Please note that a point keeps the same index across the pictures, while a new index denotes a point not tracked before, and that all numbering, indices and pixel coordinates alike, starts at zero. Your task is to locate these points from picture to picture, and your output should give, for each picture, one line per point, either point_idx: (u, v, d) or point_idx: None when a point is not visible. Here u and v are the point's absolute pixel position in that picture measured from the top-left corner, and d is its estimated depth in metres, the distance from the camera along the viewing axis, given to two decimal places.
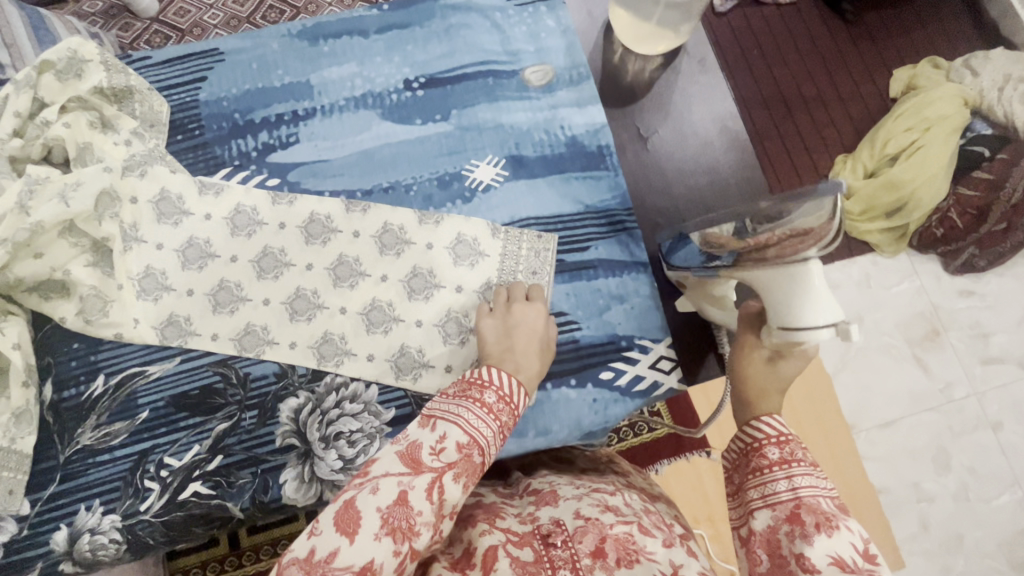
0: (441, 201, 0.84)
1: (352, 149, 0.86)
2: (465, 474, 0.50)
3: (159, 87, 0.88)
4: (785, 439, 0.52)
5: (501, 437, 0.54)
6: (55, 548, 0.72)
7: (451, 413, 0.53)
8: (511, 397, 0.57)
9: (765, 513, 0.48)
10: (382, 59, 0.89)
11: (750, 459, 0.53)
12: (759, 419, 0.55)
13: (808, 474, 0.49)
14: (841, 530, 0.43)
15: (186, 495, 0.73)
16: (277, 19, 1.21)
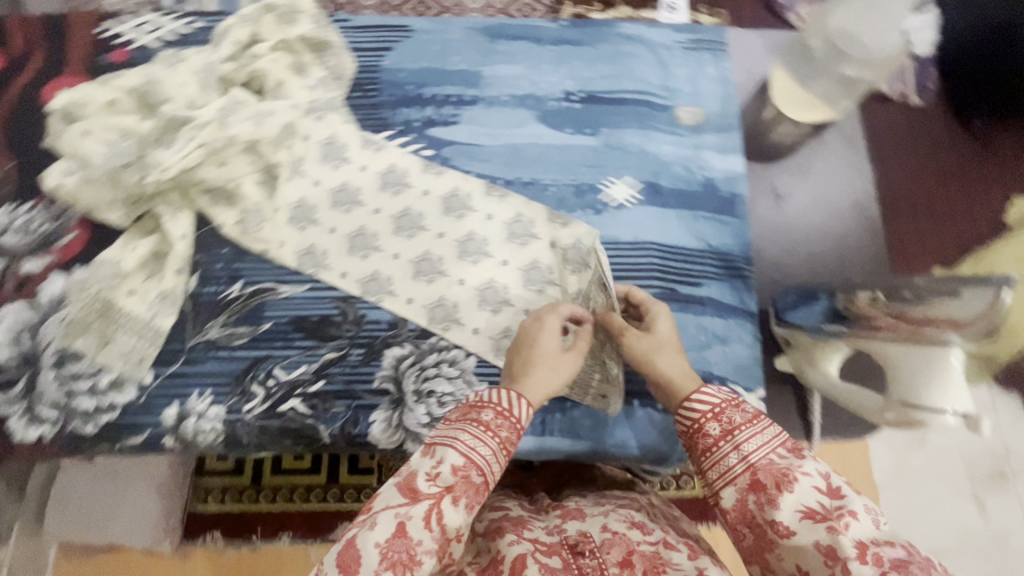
0: (573, 206, 0.89)
1: (504, 141, 0.92)
2: (464, 497, 0.54)
3: (351, 46, 0.96)
4: (717, 413, 0.61)
5: (501, 453, 0.58)
6: (164, 421, 0.79)
7: (449, 438, 0.57)
8: (510, 411, 0.60)
9: (730, 490, 0.57)
10: (550, 68, 0.96)
11: (696, 440, 0.61)
12: (693, 399, 0.63)
13: (748, 439, 0.58)
14: (798, 482, 0.53)
15: (285, 407, 0.80)
16: None
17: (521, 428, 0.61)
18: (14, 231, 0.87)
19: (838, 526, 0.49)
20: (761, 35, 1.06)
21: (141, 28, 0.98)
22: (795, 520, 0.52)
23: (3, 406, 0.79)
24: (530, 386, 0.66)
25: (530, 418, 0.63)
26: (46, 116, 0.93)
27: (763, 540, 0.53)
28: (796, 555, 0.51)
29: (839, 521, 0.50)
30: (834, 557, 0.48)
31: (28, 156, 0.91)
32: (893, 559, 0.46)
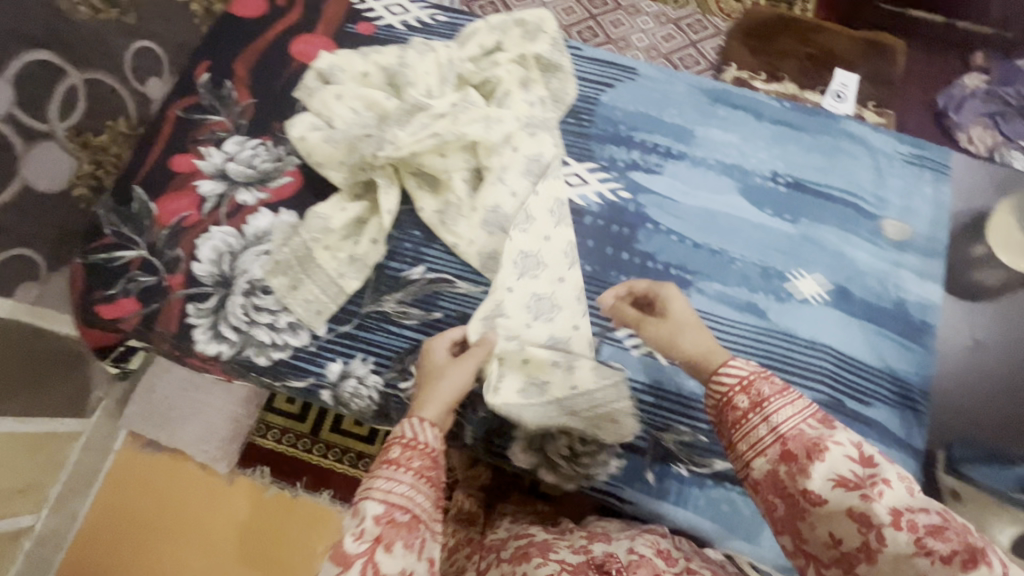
0: (756, 287, 0.88)
1: (703, 204, 0.92)
2: (397, 542, 0.55)
3: (577, 75, 0.99)
4: (747, 383, 0.58)
5: (422, 482, 0.58)
6: (327, 374, 0.83)
7: (366, 490, 0.57)
8: (417, 439, 0.60)
9: (761, 459, 0.55)
10: (763, 144, 0.95)
11: (726, 414, 0.59)
12: (719, 372, 0.60)
13: (779, 407, 0.55)
14: (830, 451, 0.51)
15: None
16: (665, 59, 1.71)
17: (440, 450, 0.61)
18: (238, 161, 0.95)
19: (872, 494, 0.47)
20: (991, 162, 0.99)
21: (390, 8, 1.05)
22: (828, 489, 0.50)
23: (193, 317, 0.86)
24: (431, 409, 0.64)
25: (443, 439, 0.62)
26: (289, 66, 1.01)
27: (794, 510, 0.52)
28: (829, 522, 0.49)
29: (872, 489, 0.48)
30: (868, 524, 0.47)
31: (266, 98, 0.99)
32: (928, 525, 0.45)
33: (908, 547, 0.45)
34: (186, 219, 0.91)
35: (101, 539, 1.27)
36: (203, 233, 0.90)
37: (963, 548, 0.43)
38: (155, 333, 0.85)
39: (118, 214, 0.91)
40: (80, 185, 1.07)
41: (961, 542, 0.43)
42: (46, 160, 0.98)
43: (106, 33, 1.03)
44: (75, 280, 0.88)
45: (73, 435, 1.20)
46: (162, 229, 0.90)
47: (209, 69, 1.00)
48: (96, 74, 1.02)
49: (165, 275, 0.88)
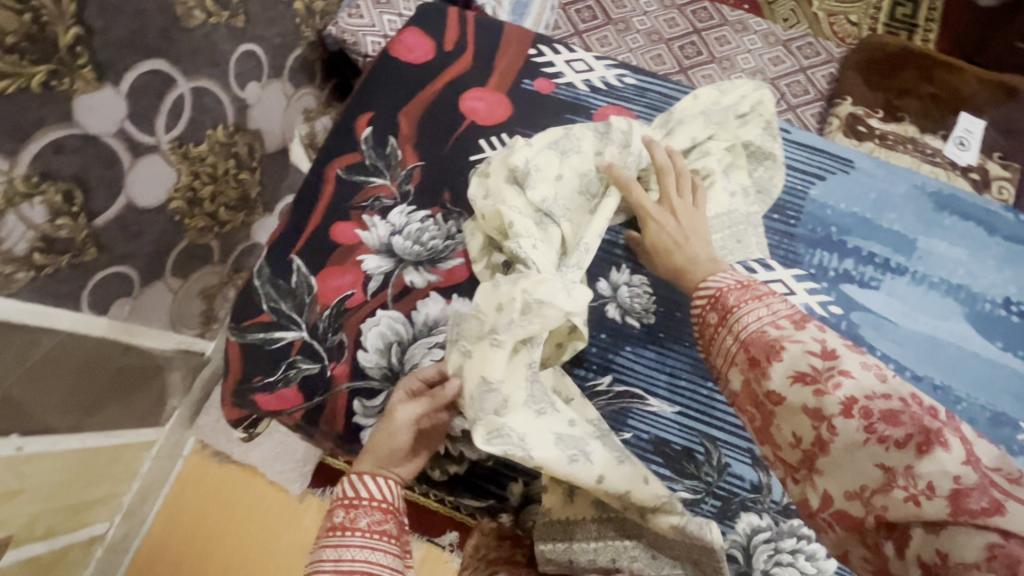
0: (986, 435, 0.78)
1: (924, 329, 0.82)
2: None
3: (785, 162, 0.89)
4: (717, 299, 0.59)
5: (378, 537, 0.61)
6: (509, 496, 0.78)
7: (314, 563, 0.60)
8: (361, 500, 0.63)
9: (735, 371, 0.55)
10: (994, 265, 0.85)
11: (702, 331, 0.60)
12: (702, 286, 0.62)
13: (746, 315, 0.56)
14: (788, 351, 0.51)
15: (626, 533, 0.71)
16: (789, 90, 1.75)
17: (389, 506, 0.64)
18: (405, 235, 0.86)
19: (826, 387, 0.48)
20: None
21: (572, 64, 0.95)
22: (787, 385, 0.50)
23: (359, 415, 0.78)
24: (380, 457, 0.66)
25: (394, 490, 0.65)
26: (458, 124, 0.91)
27: (766, 416, 0.52)
28: (792, 421, 0.50)
29: (827, 382, 0.48)
30: (820, 417, 0.48)
31: (433, 160, 0.89)
32: (881, 410, 0.45)
33: (859, 433, 0.46)
34: (349, 299, 0.83)
35: (179, 533, 1.33)
36: (369, 317, 0.82)
37: (916, 431, 0.43)
38: (319, 429, 0.79)
39: (275, 286, 0.83)
40: (176, 197, 1.04)
41: (915, 425, 0.44)
42: (148, 174, 0.95)
43: (216, 39, 1.00)
44: (230, 358, 0.81)
45: (147, 443, 1.24)
46: (323, 309, 0.82)
47: (371, 122, 0.91)
48: (202, 82, 1.00)
49: (329, 363, 0.80)
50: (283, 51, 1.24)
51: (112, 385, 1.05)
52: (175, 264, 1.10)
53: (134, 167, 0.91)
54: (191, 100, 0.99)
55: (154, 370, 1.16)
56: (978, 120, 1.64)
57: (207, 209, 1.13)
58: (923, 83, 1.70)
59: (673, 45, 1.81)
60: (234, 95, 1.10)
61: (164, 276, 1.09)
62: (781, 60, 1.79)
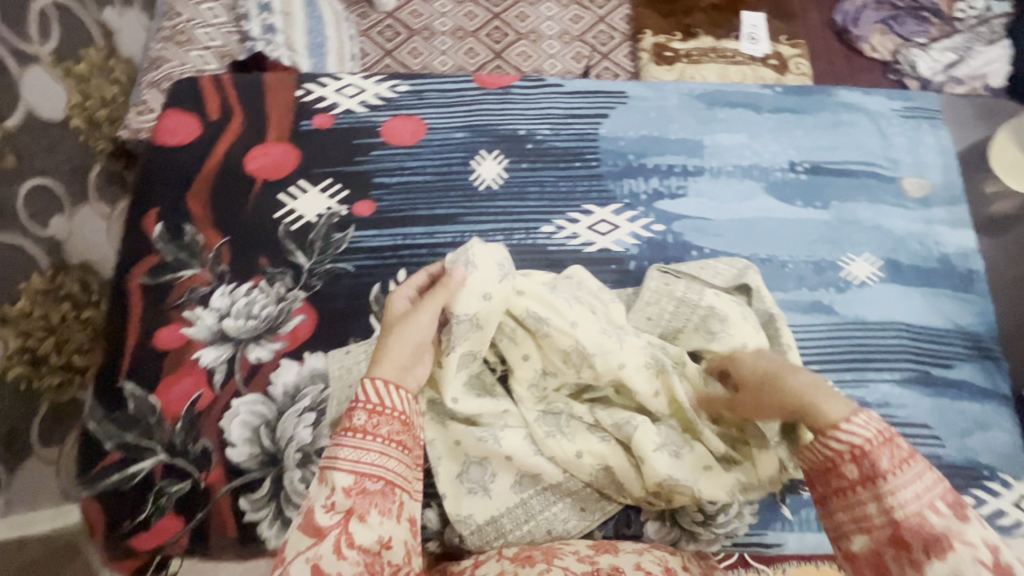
0: (815, 283, 0.86)
1: (735, 216, 0.89)
2: (371, 510, 0.53)
3: (568, 113, 0.95)
4: (859, 453, 0.51)
5: (393, 446, 0.57)
6: (427, 525, 0.75)
7: (331, 457, 0.54)
8: (387, 409, 0.58)
9: (863, 536, 0.51)
10: (771, 137, 0.94)
11: (828, 476, 0.54)
12: (830, 431, 0.53)
13: (898, 486, 0.49)
14: (954, 553, 0.45)
15: (551, 501, 0.74)
16: (602, 40, 1.85)
17: (412, 422, 0.60)
18: (235, 315, 0.82)
19: None
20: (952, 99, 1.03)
21: (343, 91, 0.96)
22: None
23: (249, 512, 0.74)
24: (391, 368, 0.61)
25: (414, 401, 0.60)
26: (251, 188, 0.89)
27: None
28: None
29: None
30: None
31: (238, 232, 0.86)
32: None
33: None
34: (198, 402, 0.78)
35: None
36: (225, 411, 0.78)
37: None
38: (213, 543, 0.74)
39: (114, 421, 0.77)
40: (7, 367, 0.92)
41: None
42: None
43: None
44: (89, 514, 0.75)
45: None
46: (173, 424, 0.77)
47: (160, 217, 0.87)
48: None
49: (199, 474, 0.75)
50: (76, 176, 1.10)
51: None
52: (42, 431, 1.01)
53: None
54: None
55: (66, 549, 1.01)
56: (757, 15, 1.80)
57: (56, 363, 1.02)
58: None
59: (479, 36, 1.84)
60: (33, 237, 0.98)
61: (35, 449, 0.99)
62: (580, 17, 1.88)
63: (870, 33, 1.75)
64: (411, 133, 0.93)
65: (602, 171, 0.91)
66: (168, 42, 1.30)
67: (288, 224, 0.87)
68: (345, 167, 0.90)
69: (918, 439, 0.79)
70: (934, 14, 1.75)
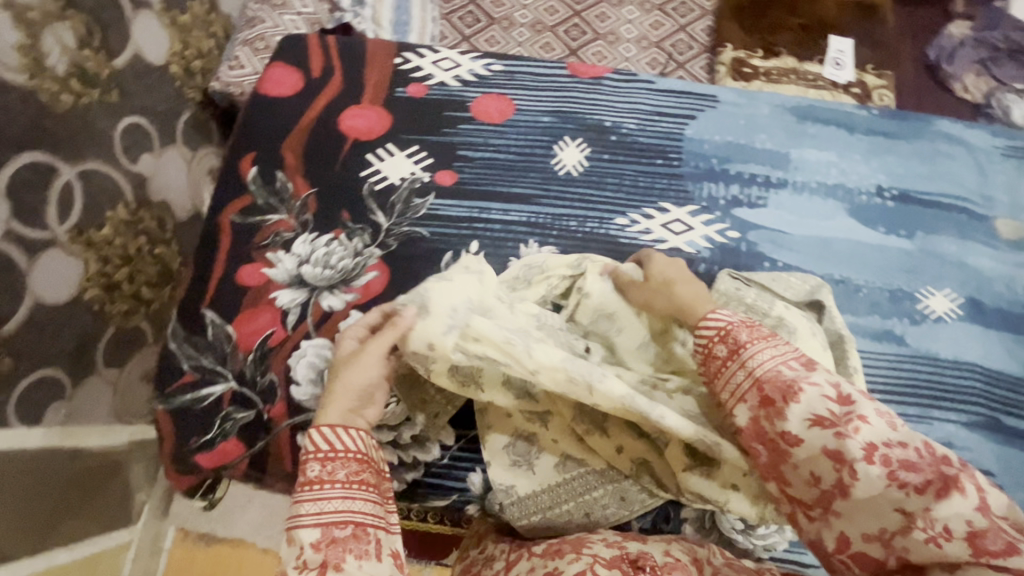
0: (889, 312, 0.84)
1: (814, 233, 0.88)
2: (347, 557, 0.54)
3: (657, 110, 0.95)
4: (726, 333, 0.59)
5: (355, 487, 0.57)
6: (471, 488, 0.78)
7: (293, 518, 0.55)
8: (339, 453, 0.58)
9: (741, 407, 0.56)
10: (861, 159, 0.92)
11: (707, 361, 0.59)
12: (704, 322, 0.61)
13: (757, 352, 0.56)
14: (806, 393, 0.52)
15: (591, 485, 0.74)
16: (681, 49, 1.83)
17: (372, 460, 0.59)
18: (313, 262, 0.86)
19: (846, 431, 0.50)
20: None
21: (439, 64, 0.99)
22: (805, 429, 0.52)
23: None
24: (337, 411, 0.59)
25: (368, 438, 0.60)
26: (341, 145, 0.93)
27: (777, 457, 0.54)
28: (811, 464, 0.52)
29: (847, 425, 0.50)
30: (842, 460, 0.50)
31: (325, 185, 0.90)
32: (901, 459, 0.49)
33: (882, 478, 0.49)
34: (270, 338, 0.82)
35: None
36: (294, 351, 0.81)
37: (934, 478, 0.48)
38: (269, 472, 0.78)
39: (193, 344, 0.82)
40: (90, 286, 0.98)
41: (930, 471, 0.48)
42: (53, 270, 0.89)
43: (92, 118, 0.96)
44: (161, 427, 0.80)
45: (121, 546, 1.14)
46: (246, 355, 0.81)
47: (256, 161, 0.92)
48: (88, 165, 0.95)
49: (264, 406, 0.79)
50: (168, 118, 1.17)
51: (68, 490, 0.98)
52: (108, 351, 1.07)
53: (32, 268, 0.85)
54: (81, 185, 0.94)
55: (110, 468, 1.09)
56: (846, 40, 1.75)
57: (127, 291, 1.07)
58: (790, 16, 1.80)
59: (557, 31, 1.85)
60: (126, 170, 1.04)
61: (97, 368, 1.02)
62: (661, 23, 1.86)
63: (963, 72, 1.68)
64: (499, 112, 0.95)
65: (683, 171, 0.91)
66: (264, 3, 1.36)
67: (373, 183, 0.90)
68: (433, 136, 0.93)
69: None
70: None
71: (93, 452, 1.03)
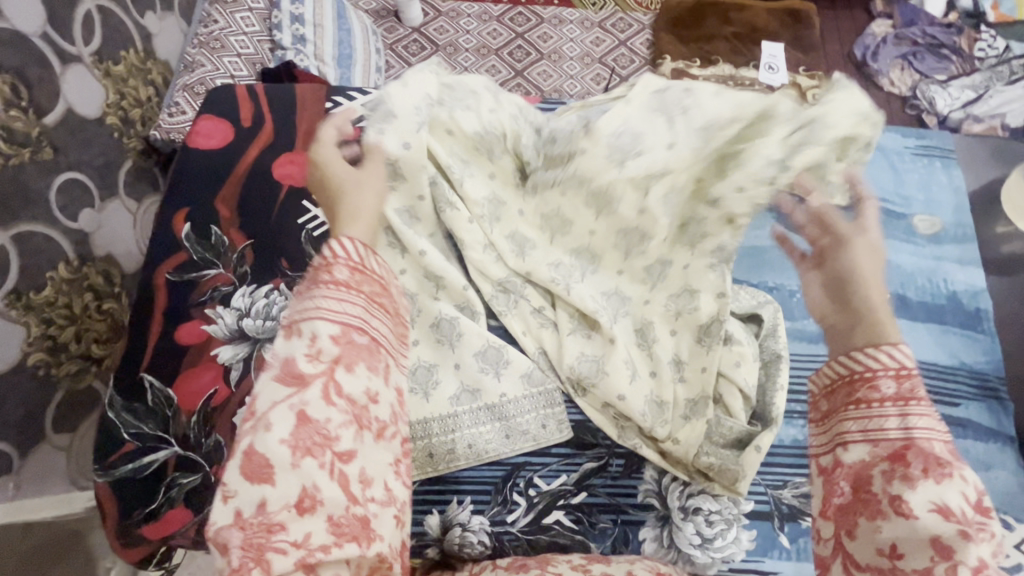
0: None
1: (746, 243, 0.92)
2: (359, 363, 0.49)
3: None
4: (902, 372, 0.51)
5: (374, 308, 0.52)
6: (428, 531, 0.77)
7: (309, 307, 0.49)
8: (366, 267, 0.52)
9: (864, 446, 0.52)
10: None
11: (855, 387, 0.53)
12: (872, 349, 0.53)
13: (925, 414, 0.50)
14: (951, 479, 0.46)
15: (480, 420, 0.78)
16: (624, 62, 1.88)
17: (388, 287, 0.54)
18: (253, 315, 0.84)
19: (973, 535, 0.44)
20: (966, 139, 1.05)
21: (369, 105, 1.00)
22: (924, 509, 0.46)
23: None
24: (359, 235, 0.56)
25: (388, 267, 0.54)
26: (276, 193, 0.92)
27: (866, 506, 0.50)
28: (898, 535, 0.47)
29: (977, 532, 0.44)
30: (947, 556, 0.44)
31: (262, 235, 0.89)
32: None
33: None
34: (214, 397, 0.80)
35: None
36: (239, 408, 0.80)
37: None
38: None
39: (132, 412, 0.80)
40: (35, 349, 0.95)
41: None
42: None
43: (25, 178, 0.92)
44: (101, 501, 0.77)
45: None
46: (189, 416, 0.79)
47: (188, 218, 0.90)
48: (22, 227, 0.91)
49: (210, 468, 0.77)
50: (110, 168, 1.13)
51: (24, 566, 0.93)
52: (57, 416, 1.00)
53: None
54: (16, 249, 0.90)
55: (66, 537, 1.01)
56: (777, 43, 1.82)
57: (75, 351, 1.03)
58: (724, 25, 1.86)
59: (502, 54, 1.88)
60: (65, 229, 1.00)
61: (47, 435, 0.98)
62: (602, 40, 1.92)
63: (888, 67, 1.76)
64: None
65: None
66: (202, 47, 1.33)
67: (310, 230, 0.90)
68: None
69: None
70: (954, 52, 1.77)
71: (46, 521, 0.98)
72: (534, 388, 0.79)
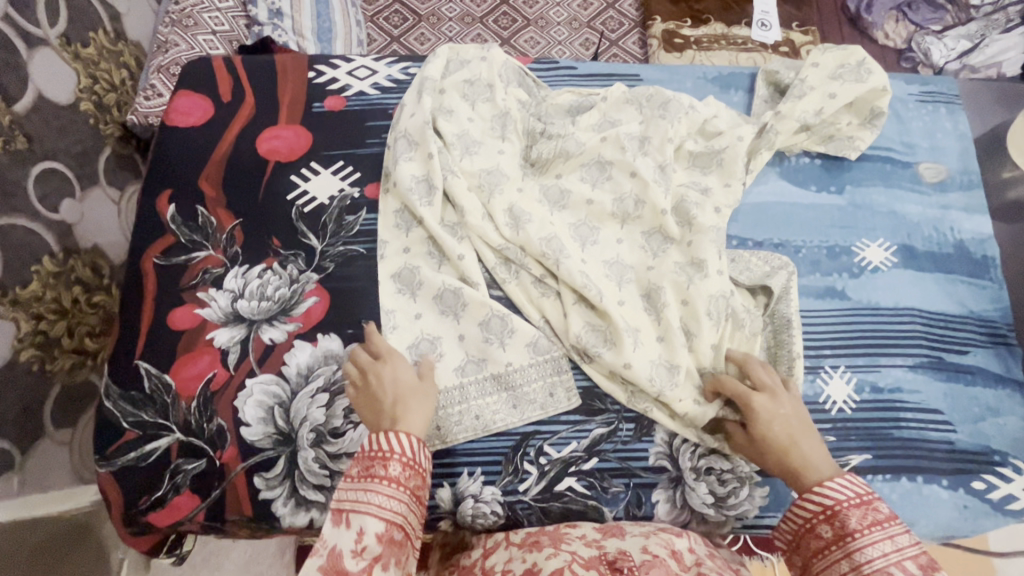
0: (829, 268, 0.86)
1: (749, 200, 0.90)
2: (392, 560, 0.55)
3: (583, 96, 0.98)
4: (831, 513, 0.59)
5: (414, 501, 0.58)
6: (440, 504, 0.75)
7: (358, 501, 0.56)
8: (415, 461, 0.60)
9: None
10: None
11: (806, 539, 0.60)
12: (808, 496, 0.61)
13: (865, 544, 0.56)
14: None
15: (487, 392, 0.78)
16: (613, 25, 1.83)
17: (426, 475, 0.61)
18: (247, 296, 0.82)
19: None
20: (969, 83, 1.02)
21: (355, 73, 0.96)
22: None
23: (264, 489, 0.75)
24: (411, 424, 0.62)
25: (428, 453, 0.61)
26: (263, 169, 0.89)
27: None
28: None
29: None
30: None
31: (250, 213, 0.86)
32: None
33: None
34: (212, 381, 0.78)
35: None
36: (239, 391, 0.78)
37: None
38: (229, 520, 0.75)
39: (130, 400, 0.78)
40: (26, 347, 0.92)
41: None
42: None
43: None
44: (107, 492, 0.75)
45: None
46: (189, 402, 0.77)
47: (172, 199, 0.87)
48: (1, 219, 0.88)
49: (214, 452, 0.76)
50: (89, 156, 1.09)
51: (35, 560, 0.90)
52: (55, 412, 0.97)
53: None
54: None
55: (76, 530, 0.99)
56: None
57: (67, 346, 1.00)
58: None
59: (487, 22, 1.81)
60: (47, 221, 0.96)
61: (47, 431, 0.96)
62: (590, 3, 1.85)
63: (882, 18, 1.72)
64: None
65: None
66: (175, 26, 1.27)
67: (301, 206, 0.87)
68: (358, 149, 0.91)
69: (930, 424, 0.79)
70: None
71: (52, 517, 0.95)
72: (540, 356, 0.79)
